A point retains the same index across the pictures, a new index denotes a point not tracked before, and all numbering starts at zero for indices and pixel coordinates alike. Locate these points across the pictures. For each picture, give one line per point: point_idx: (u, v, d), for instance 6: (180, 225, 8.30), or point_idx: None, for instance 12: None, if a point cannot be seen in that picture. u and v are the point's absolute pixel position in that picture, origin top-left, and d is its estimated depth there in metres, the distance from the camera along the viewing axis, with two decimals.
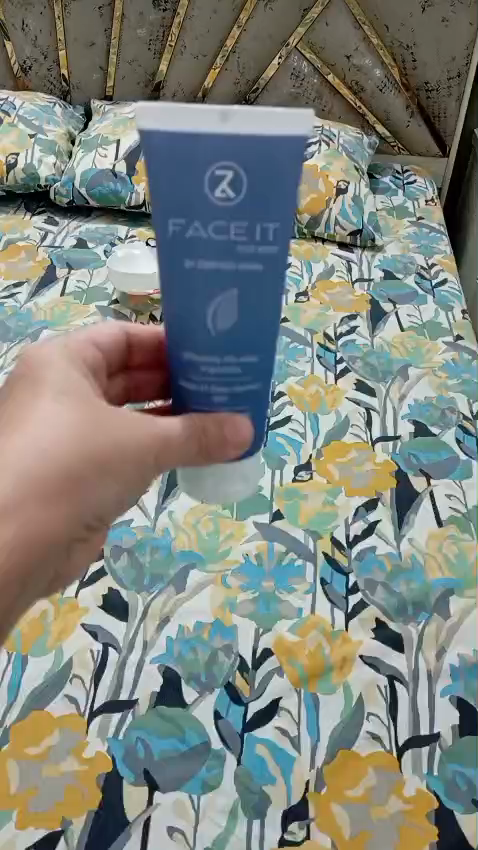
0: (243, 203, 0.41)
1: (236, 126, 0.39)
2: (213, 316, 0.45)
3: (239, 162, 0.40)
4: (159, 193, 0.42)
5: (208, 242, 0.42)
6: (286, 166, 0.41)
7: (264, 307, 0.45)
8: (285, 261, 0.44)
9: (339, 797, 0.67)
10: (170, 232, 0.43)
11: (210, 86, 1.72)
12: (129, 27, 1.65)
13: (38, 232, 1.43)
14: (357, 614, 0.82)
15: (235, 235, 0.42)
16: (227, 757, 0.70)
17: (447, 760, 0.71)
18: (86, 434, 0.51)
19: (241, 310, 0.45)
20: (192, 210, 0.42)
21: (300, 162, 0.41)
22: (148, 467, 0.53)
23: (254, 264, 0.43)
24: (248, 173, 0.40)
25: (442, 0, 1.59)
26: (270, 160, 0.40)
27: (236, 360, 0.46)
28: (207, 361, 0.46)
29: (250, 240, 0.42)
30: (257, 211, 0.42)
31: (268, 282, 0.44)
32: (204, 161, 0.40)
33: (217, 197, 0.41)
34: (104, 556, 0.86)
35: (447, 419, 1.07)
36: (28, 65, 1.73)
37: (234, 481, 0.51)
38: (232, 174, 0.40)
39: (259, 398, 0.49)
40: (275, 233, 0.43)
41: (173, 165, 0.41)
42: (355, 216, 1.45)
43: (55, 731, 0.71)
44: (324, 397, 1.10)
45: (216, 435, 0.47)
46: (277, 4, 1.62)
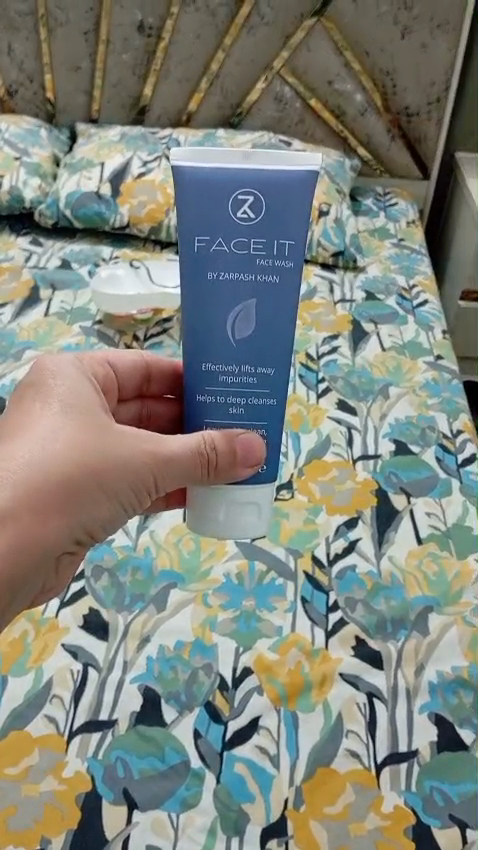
0: (261, 223, 0.53)
1: (257, 162, 0.52)
2: (232, 326, 0.55)
3: (258, 190, 0.52)
4: (188, 219, 0.54)
5: (229, 256, 0.54)
6: (298, 197, 0.53)
7: (277, 322, 0.55)
8: (295, 283, 0.55)
9: (318, 815, 0.68)
10: (197, 249, 0.54)
11: (195, 110, 1.75)
12: (113, 53, 1.68)
13: (23, 254, 1.44)
14: (337, 632, 0.82)
15: (255, 251, 0.53)
16: (206, 775, 0.70)
17: (425, 776, 0.71)
18: (90, 445, 0.55)
19: (256, 322, 0.55)
20: (217, 230, 0.53)
21: (309, 195, 0.53)
22: (144, 486, 0.57)
23: (271, 277, 0.54)
24: (266, 198, 0.52)
25: (420, 27, 1.63)
26: (285, 190, 0.52)
27: (252, 368, 0.56)
28: (226, 366, 0.56)
29: (267, 255, 0.53)
30: (275, 231, 0.53)
31: (281, 297, 0.55)
32: (230, 190, 0.53)
33: (239, 218, 0.53)
34: (85, 576, 0.86)
35: (427, 437, 1.09)
36: (14, 89, 1.75)
37: (247, 512, 0.59)
38: (252, 199, 0.52)
39: (274, 414, 0.58)
40: (289, 250, 0.53)
41: (204, 194, 0.53)
42: (337, 237, 1.46)
43: (34, 751, 0.71)
44: (306, 416, 1.10)
45: (226, 453, 0.55)
46: (260, 30, 1.65)
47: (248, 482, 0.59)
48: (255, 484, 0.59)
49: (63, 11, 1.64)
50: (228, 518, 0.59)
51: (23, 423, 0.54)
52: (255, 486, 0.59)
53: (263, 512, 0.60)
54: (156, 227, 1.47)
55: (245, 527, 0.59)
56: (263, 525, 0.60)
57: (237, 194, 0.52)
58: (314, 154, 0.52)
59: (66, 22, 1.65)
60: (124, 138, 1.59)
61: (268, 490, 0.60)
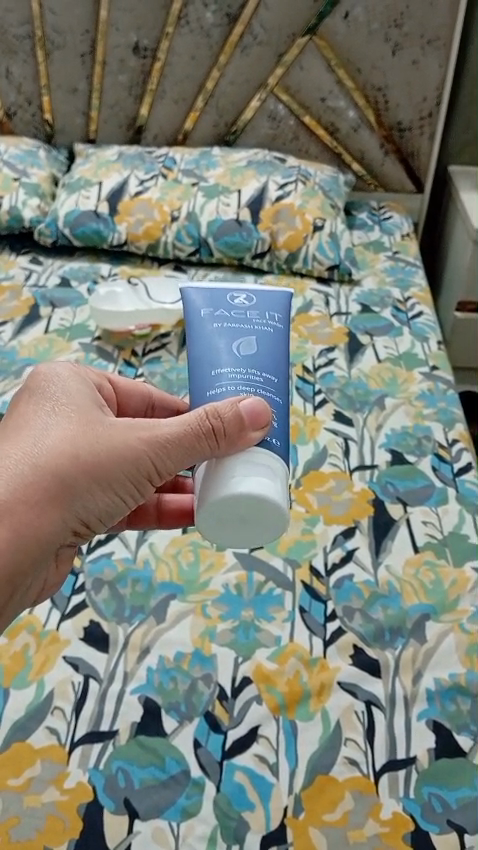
0: (255, 303, 0.62)
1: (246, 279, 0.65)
2: (237, 346, 0.58)
3: (249, 289, 0.64)
4: (191, 305, 0.63)
5: (230, 316, 0.61)
6: (280, 300, 0.65)
7: (277, 355, 0.60)
8: (286, 342, 0.62)
9: (317, 822, 0.69)
10: (202, 317, 0.61)
11: (191, 128, 1.78)
12: (110, 74, 1.71)
13: (22, 272, 1.46)
14: (335, 640, 0.83)
15: (251, 315, 0.61)
16: (207, 784, 0.71)
17: (423, 781, 0.72)
18: (83, 440, 0.55)
19: (258, 345, 0.59)
20: (218, 304, 0.62)
21: (288, 305, 0.65)
22: (142, 475, 0.57)
23: (267, 330, 0.61)
24: (256, 293, 0.63)
25: (411, 44, 1.65)
26: (270, 294, 0.64)
27: (258, 372, 0.57)
28: (234, 368, 0.57)
29: (262, 320, 0.61)
30: (266, 306, 0.63)
31: (278, 347, 0.60)
32: (226, 287, 0.63)
33: (238, 302, 0.62)
34: (86, 590, 0.87)
35: (423, 446, 1.10)
36: (12, 111, 1.78)
37: (262, 473, 0.52)
38: (244, 293, 0.63)
39: (282, 412, 0.56)
40: (279, 323, 0.62)
41: (205, 288, 0.64)
42: (332, 251, 1.48)
43: (36, 762, 0.72)
44: (303, 427, 1.12)
45: (233, 418, 0.52)
46: (253, 50, 1.67)
47: (259, 446, 0.53)
48: (270, 451, 0.54)
49: (61, 34, 1.67)
50: (246, 476, 0.51)
51: (17, 425, 0.56)
52: (270, 454, 0.53)
53: (278, 480, 0.53)
54: (153, 244, 1.49)
55: (261, 485, 0.51)
56: (282, 492, 0.52)
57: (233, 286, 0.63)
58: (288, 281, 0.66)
59: (64, 44, 1.68)
60: (121, 158, 1.61)
61: (283, 468, 0.54)
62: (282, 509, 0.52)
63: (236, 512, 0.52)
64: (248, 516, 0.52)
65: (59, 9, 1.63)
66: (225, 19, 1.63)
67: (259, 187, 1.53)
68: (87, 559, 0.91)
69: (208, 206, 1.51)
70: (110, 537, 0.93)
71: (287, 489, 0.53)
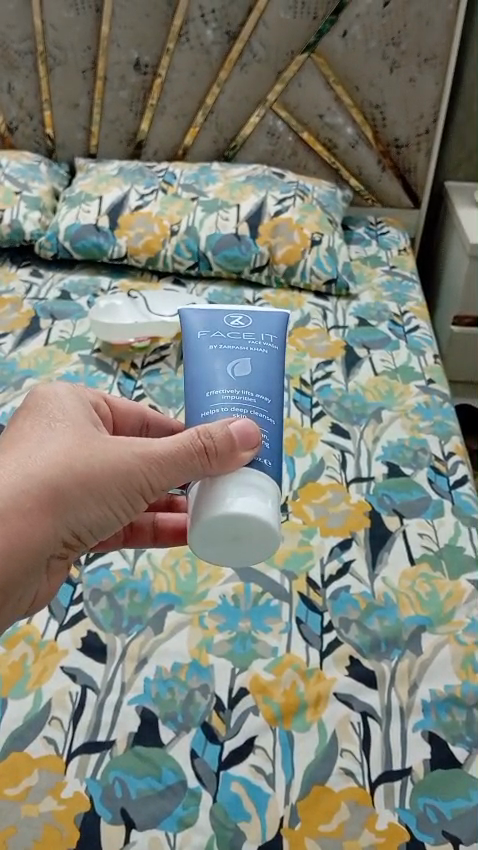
0: (251, 326, 0.63)
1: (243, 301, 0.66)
2: (232, 369, 0.59)
3: (246, 311, 0.65)
4: (189, 326, 0.64)
5: (226, 338, 0.62)
6: (277, 321, 0.65)
7: (271, 377, 0.60)
8: (281, 364, 0.62)
9: (313, 833, 0.69)
10: (198, 338, 0.62)
11: (190, 144, 1.80)
12: (111, 90, 1.73)
13: (23, 285, 1.47)
14: (332, 651, 0.84)
15: (246, 337, 0.62)
16: (203, 795, 0.71)
17: (418, 793, 0.72)
18: (77, 453, 0.56)
19: (253, 366, 0.60)
20: (215, 327, 0.63)
21: (285, 326, 0.66)
22: (135, 490, 0.57)
23: (262, 350, 0.62)
24: (252, 314, 0.64)
25: (408, 61, 1.67)
26: (267, 315, 0.65)
27: (252, 393, 0.58)
28: (228, 390, 0.58)
29: (257, 341, 0.62)
30: (262, 328, 0.64)
31: (273, 367, 0.61)
32: (223, 310, 0.64)
33: (234, 324, 0.63)
34: (84, 600, 0.88)
35: (419, 459, 1.11)
36: (14, 125, 1.80)
37: (254, 493, 0.52)
38: (241, 315, 0.64)
39: (274, 433, 0.57)
40: (274, 344, 0.63)
41: (202, 311, 0.65)
42: (329, 265, 1.50)
43: (34, 772, 0.72)
44: (300, 439, 1.12)
45: (224, 440, 0.52)
46: (252, 67, 1.69)
47: (250, 467, 0.54)
48: (260, 472, 0.54)
49: (62, 50, 1.69)
50: (238, 499, 0.52)
51: (14, 439, 0.57)
52: (262, 474, 0.54)
53: (271, 499, 0.53)
54: (153, 257, 1.51)
55: (253, 503, 0.52)
56: (273, 511, 0.52)
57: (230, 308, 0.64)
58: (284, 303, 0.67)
59: (65, 60, 1.70)
60: (121, 172, 1.63)
61: (275, 487, 0.55)
62: (273, 529, 0.52)
63: (227, 532, 0.52)
64: (240, 535, 0.52)
65: (61, 25, 1.65)
66: (225, 36, 1.65)
67: (258, 202, 1.55)
68: (85, 570, 0.91)
69: (208, 220, 1.52)
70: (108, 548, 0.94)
71: (278, 508, 0.54)
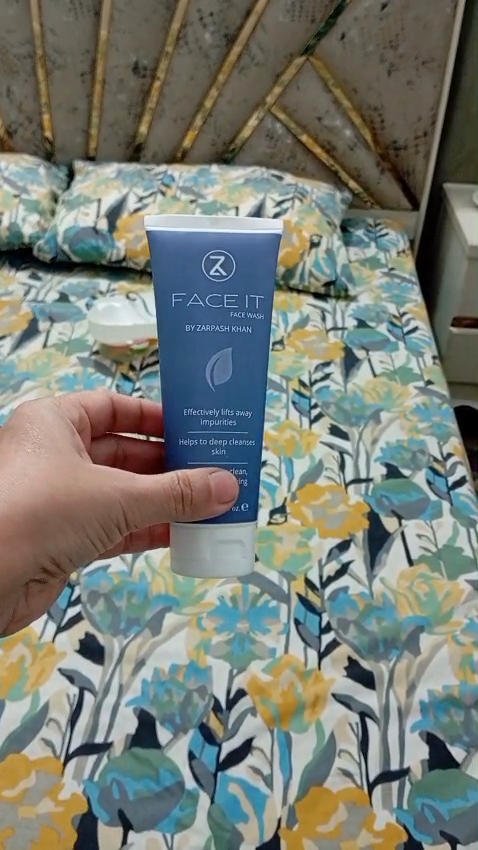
0: (233, 280, 0.55)
1: (223, 227, 0.55)
2: (211, 374, 0.57)
3: (227, 251, 0.55)
4: (163, 276, 0.56)
5: (204, 311, 0.56)
6: (265, 254, 0.56)
7: (253, 371, 0.57)
8: (266, 337, 0.57)
9: (311, 834, 0.69)
10: (173, 306, 0.56)
11: (189, 147, 1.80)
12: (110, 93, 1.73)
13: (22, 288, 1.47)
14: (330, 652, 0.84)
15: (228, 306, 0.55)
16: (201, 795, 0.71)
17: (417, 793, 0.72)
18: (58, 481, 0.56)
19: (234, 365, 0.57)
20: (192, 289, 0.56)
21: (276, 255, 0.56)
22: (113, 523, 0.58)
23: (244, 329, 0.56)
24: (236, 257, 0.55)
25: (406, 64, 1.68)
26: (253, 250, 0.55)
27: (232, 412, 0.58)
28: (207, 410, 0.58)
29: (240, 309, 0.56)
30: (245, 286, 0.55)
31: (255, 347, 0.57)
32: (201, 253, 0.55)
33: (213, 277, 0.55)
34: (82, 602, 0.88)
35: (418, 460, 1.11)
36: (13, 128, 1.80)
37: (232, 551, 0.59)
38: (223, 258, 0.55)
39: (253, 454, 0.59)
40: (259, 305, 0.56)
41: (177, 255, 0.56)
42: (328, 267, 1.50)
43: (31, 773, 0.72)
44: (299, 441, 1.12)
45: (202, 488, 0.55)
46: (250, 70, 1.69)
47: (227, 519, 0.58)
48: (237, 521, 0.59)
49: (61, 54, 1.69)
50: (217, 564, 0.58)
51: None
52: (237, 525, 0.59)
53: (246, 548, 0.59)
54: None
55: (231, 565, 0.58)
56: (249, 563, 0.59)
57: (209, 255, 0.55)
58: (276, 219, 0.55)
59: (64, 64, 1.70)
60: (120, 175, 1.63)
61: (250, 526, 0.59)
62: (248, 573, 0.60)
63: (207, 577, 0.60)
64: None
65: (60, 29, 1.66)
66: (223, 39, 1.65)
67: (256, 205, 1.55)
68: (84, 572, 0.91)
69: None
70: None
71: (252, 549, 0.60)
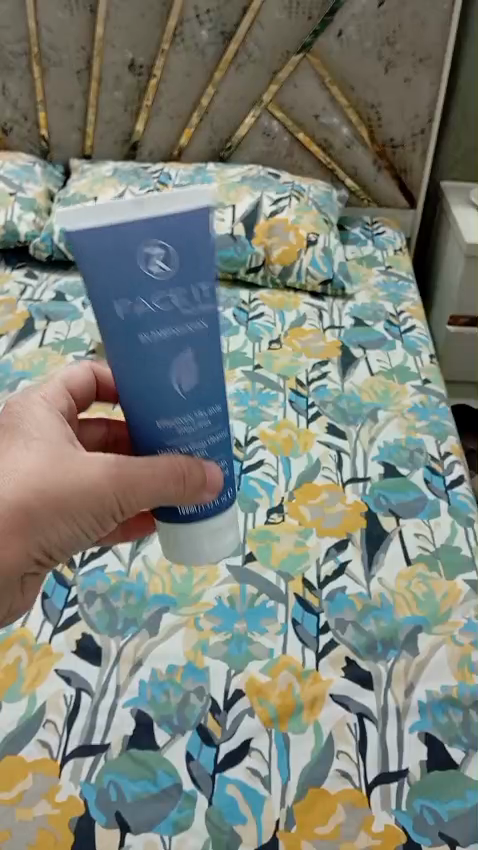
0: (176, 272, 0.46)
1: (152, 209, 0.44)
2: (178, 380, 0.49)
3: (166, 240, 0.45)
4: (97, 284, 0.46)
5: (154, 314, 0.46)
6: (200, 232, 0.46)
7: (215, 361, 0.50)
8: (220, 320, 0.49)
9: (309, 835, 0.68)
10: (118, 316, 0.47)
11: (185, 145, 1.79)
12: (106, 91, 1.72)
13: (18, 287, 1.47)
14: (328, 652, 0.83)
15: (177, 302, 0.46)
16: (199, 797, 0.71)
17: (415, 794, 0.72)
18: (47, 473, 0.56)
19: (197, 363, 0.49)
20: (135, 292, 0.46)
21: (211, 228, 0.46)
22: (107, 510, 0.56)
23: (199, 324, 0.48)
24: (175, 245, 0.45)
25: (404, 61, 1.67)
26: (188, 230, 0.45)
27: (205, 412, 0.51)
28: (181, 418, 0.50)
29: (190, 303, 0.47)
30: (191, 275, 0.46)
31: (212, 338, 0.49)
32: (135, 245, 0.45)
33: (156, 272, 0.45)
34: (79, 603, 0.87)
35: (415, 459, 1.10)
36: (9, 126, 1.79)
37: (226, 533, 0.55)
38: (162, 250, 0.45)
39: (228, 442, 0.53)
40: (209, 292, 0.47)
41: (108, 257, 0.45)
42: (325, 265, 1.49)
43: (28, 776, 0.72)
44: (296, 440, 1.12)
45: (199, 477, 0.50)
46: (247, 68, 1.69)
47: (220, 509, 0.54)
48: (224, 509, 0.54)
49: (57, 52, 1.69)
50: (215, 551, 0.54)
51: None
52: (226, 511, 0.55)
53: (236, 524, 0.56)
54: None
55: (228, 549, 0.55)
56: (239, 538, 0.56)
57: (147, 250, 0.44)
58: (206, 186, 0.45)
59: (60, 61, 1.70)
60: (116, 173, 1.63)
61: (234, 507, 0.55)
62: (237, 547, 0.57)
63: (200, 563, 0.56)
64: None
65: (56, 27, 1.65)
66: (220, 37, 1.65)
67: (253, 203, 1.54)
68: (81, 572, 0.91)
69: None
70: (103, 549, 0.94)
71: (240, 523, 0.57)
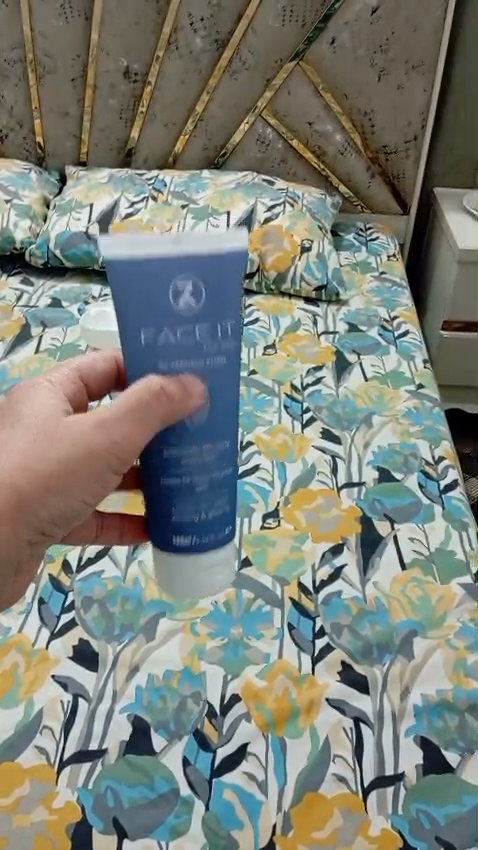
0: (203, 310, 0.49)
1: (187, 249, 0.48)
2: (189, 409, 0.52)
3: (197, 279, 0.48)
4: (127, 310, 0.49)
5: (177, 345, 0.50)
6: (232, 276, 0.49)
7: (228, 397, 0.53)
8: (239, 361, 0.52)
9: (306, 840, 0.69)
10: (142, 343, 0.50)
11: (180, 152, 1.80)
12: (101, 98, 1.73)
13: (14, 293, 1.47)
14: (324, 657, 0.84)
15: (200, 337, 0.50)
16: (196, 802, 0.71)
17: (411, 798, 0.72)
18: (35, 448, 0.54)
19: (211, 398, 0.52)
20: (161, 322, 0.49)
21: (242, 273, 0.50)
22: (101, 464, 0.54)
23: (218, 359, 0.51)
24: (206, 286, 0.48)
25: (396, 69, 1.69)
26: (221, 274, 0.49)
27: (212, 446, 0.53)
28: (189, 447, 0.52)
29: (213, 340, 0.50)
30: (216, 314, 0.50)
31: (229, 375, 0.52)
32: (167, 281, 0.48)
33: (183, 306, 0.49)
34: (75, 609, 0.87)
35: (410, 463, 1.11)
36: (4, 133, 1.79)
37: (218, 571, 0.56)
38: (192, 288, 0.48)
39: (232, 478, 0.55)
40: (232, 331, 0.51)
41: (139, 287, 0.48)
42: (319, 271, 1.50)
43: (25, 782, 0.72)
44: (292, 445, 1.13)
45: (177, 395, 0.50)
46: (242, 75, 1.70)
47: (216, 547, 0.55)
48: (220, 545, 0.56)
49: (52, 59, 1.69)
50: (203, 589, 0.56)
51: None
52: (221, 548, 0.56)
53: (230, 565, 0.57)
54: None
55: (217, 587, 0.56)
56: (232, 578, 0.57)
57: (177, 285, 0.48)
58: (244, 232, 0.49)
59: (55, 68, 1.70)
60: (112, 180, 1.63)
61: (231, 547, 0.57)
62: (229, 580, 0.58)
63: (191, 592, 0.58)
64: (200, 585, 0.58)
65: (51, 34, 1.66)
66: (214, 44, 1.66)
67: (248, 210, 1.55)
68: (77, 578, 0.91)
69: (198, 226, 1.52)
70: (100, 554, 0.94)
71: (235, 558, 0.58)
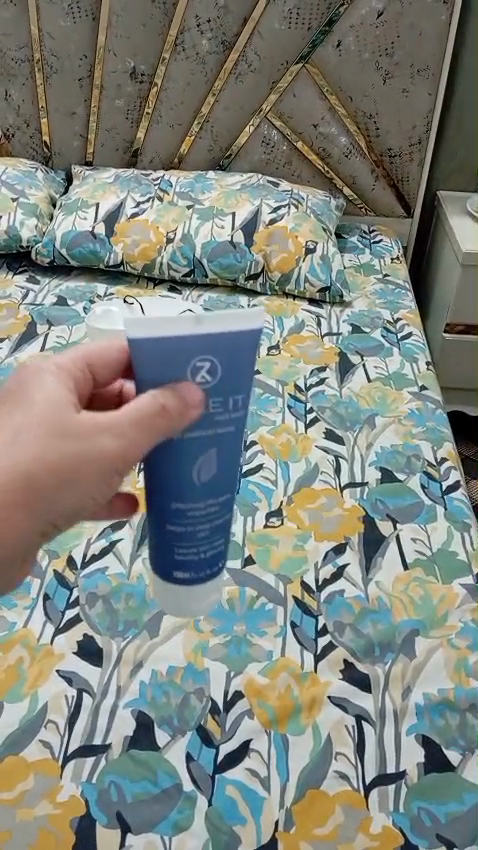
0: (219, 384, 0.51)
1: (208, 329, 0.48)
2: (197, 469, 0.52)
3: (215, 357, 0.49)
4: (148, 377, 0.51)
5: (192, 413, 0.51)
6: (247, 352, 0.51)
7: (234, 456, 0.54)
8: (245, 425, 0.54)
9: (308, 837, 0.69)
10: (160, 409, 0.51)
11: (186, 153, 1.80)
12: (107, 99, 1.74)
13: (19, 292, 1.48)
14: (326, 655, 0.84)
15: (213, 407, 0.51)
16: (198, 798, 0.71)
17: (413, 796, 0.73)
18: (47, 446, 0.54)
19: (218, 459, 0.53)
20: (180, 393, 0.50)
21: (257, 350, 0.51)
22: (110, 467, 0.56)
23: (228, 426, 0.52)
24: (223, 364, 0.50)
25: (401, 73, 1.70)
26: (238, 351, 0.50)
27: (216, 499, 0.54)
28: (196, 502, 0.53)
29: (225, 409, 0.52)
30: (230, 387, 0.51)
31: (236, 439, 0.53)
32: (187, 357, 0.49)
33: (200, 380, 0.50)
34: (80, 605, 0.88)
35: (412, 464, 1.12)
36: (11, 132, 1.80)
37: (207, 596, 0.57)
38: (209, 366, 0.50)
39: (228, 525, 0.57)
40: (242, 401, 0.52)
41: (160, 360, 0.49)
42: (323, 273, 1.51)
43: (29, 776, 0.72)
44: (295, 445, 1.13)
45: (177, 407, 0.49)
46: (247, 77, 1.71)
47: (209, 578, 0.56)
48: (214, 579, 0.57)
49: (59, 59, 1.70)
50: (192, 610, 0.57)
51: None
52: (215, 580, 0.57)
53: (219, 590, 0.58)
54: (148, 264, 1.52)
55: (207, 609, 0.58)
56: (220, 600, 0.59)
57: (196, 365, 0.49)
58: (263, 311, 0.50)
59: (62, 69, 1.71)
60: (117, 180, 1.64)
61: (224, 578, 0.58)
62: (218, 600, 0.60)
63: None
64: None
65: (58, 35, 1.67)
66: (220, 46, 1.67)
67: (252, 211, 1.56)
68: (82, 574, 0.92)
69: (203, 227, 1.53)
70: (104, 551, 0.95)
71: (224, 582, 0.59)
